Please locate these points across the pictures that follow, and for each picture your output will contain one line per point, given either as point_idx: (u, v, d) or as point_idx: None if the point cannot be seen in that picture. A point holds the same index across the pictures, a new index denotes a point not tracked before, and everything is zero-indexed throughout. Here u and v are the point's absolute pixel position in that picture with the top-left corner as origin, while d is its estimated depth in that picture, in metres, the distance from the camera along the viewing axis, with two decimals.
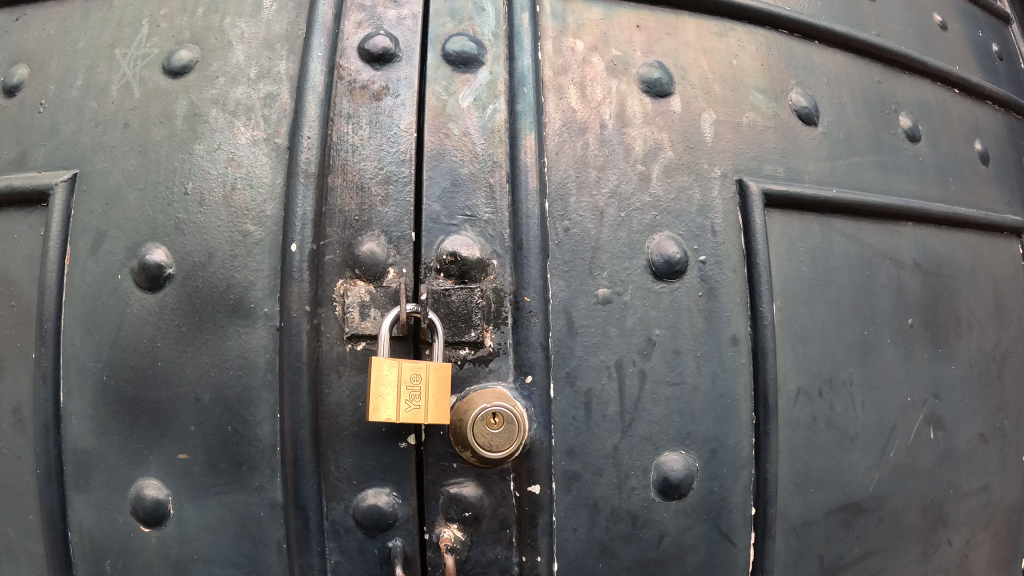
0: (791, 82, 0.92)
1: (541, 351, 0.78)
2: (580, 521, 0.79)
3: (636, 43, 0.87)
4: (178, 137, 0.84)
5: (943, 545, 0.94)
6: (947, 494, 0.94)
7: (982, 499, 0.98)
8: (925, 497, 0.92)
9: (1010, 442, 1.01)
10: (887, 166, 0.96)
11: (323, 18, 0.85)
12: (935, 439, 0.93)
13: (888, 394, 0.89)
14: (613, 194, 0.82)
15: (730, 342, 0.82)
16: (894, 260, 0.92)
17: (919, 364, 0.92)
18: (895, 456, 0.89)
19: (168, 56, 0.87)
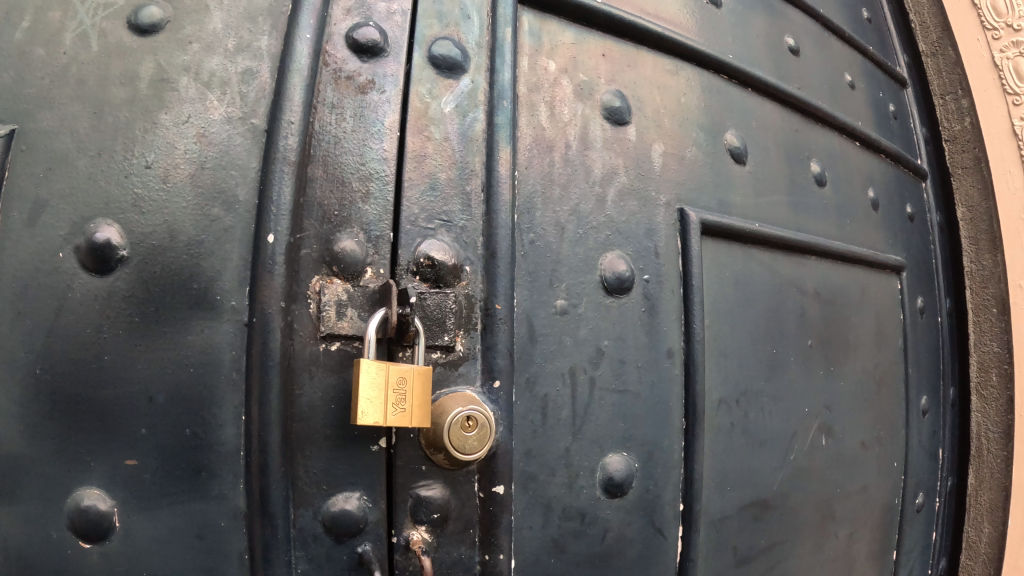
0: (727, 124, 0.96)
1: (507, 357, 0.80)
2: (535, 519, 0.83)
3: (601, 70, 0.91)
4: (141, 103, 0.79)
5: (832, 537, 1.03)
6: (836, 493, 1.03)
7: (862, 498, 1.06)
8: (818, 494, 1.01)
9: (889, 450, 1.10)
10: (799, 209, 1.01)
11: None
12: (826, 445, 1.01)
13: (791, 407, 0.96)
14: (573, 212, 0.85)
15: (667, 354, 0.87)
16: (799, 288, 0.98)
17: (817, 381, 0.99)
18: (795, 459, 0.97)
19: (135, 9, 0.82)
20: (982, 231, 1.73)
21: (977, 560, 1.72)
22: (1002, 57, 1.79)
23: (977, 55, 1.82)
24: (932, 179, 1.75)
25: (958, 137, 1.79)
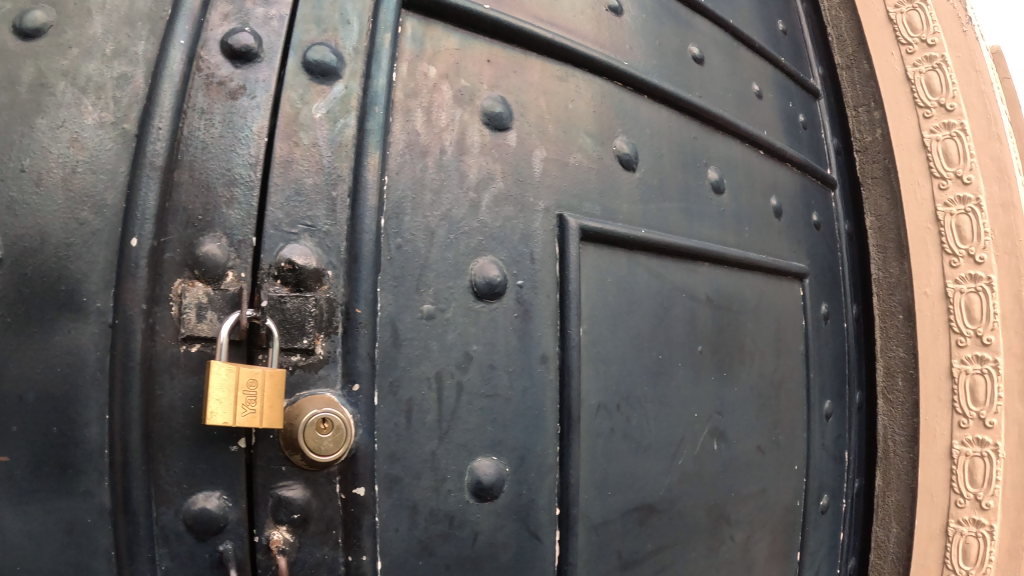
0: (617, 129, 0.96)
1: (368, 361, 0.81)
2: (401, 521, 0.84)
3: (484, 75, 0.91)
4: (17, 106, 0.78)
5: (727, 540, 1.04)
6: (729, 496, 1.03)
7: (759, 501, 1.06)
8: (709, 498, 1.01)
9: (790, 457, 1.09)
10: (692, 213, 0.99)
11: (189, 4, 0.83)
12: (718, 450, 1.00)
13: (678, 412, 0.96)
14: (444, 217, 0.85)
15: (540, 359, 0.87)
16: (689, 294, 0.98)
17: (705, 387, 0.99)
18: (683, 464, 0.97)
19: (20, 14, 0.81)
20: (890, 238, 1.74)
21: (885, 559, 1.71)
22: (915, 71, 1.74)
23: (889, 68, 1.77)
24: (839, 187, 1.78)
25: (868, 148, 1.80)
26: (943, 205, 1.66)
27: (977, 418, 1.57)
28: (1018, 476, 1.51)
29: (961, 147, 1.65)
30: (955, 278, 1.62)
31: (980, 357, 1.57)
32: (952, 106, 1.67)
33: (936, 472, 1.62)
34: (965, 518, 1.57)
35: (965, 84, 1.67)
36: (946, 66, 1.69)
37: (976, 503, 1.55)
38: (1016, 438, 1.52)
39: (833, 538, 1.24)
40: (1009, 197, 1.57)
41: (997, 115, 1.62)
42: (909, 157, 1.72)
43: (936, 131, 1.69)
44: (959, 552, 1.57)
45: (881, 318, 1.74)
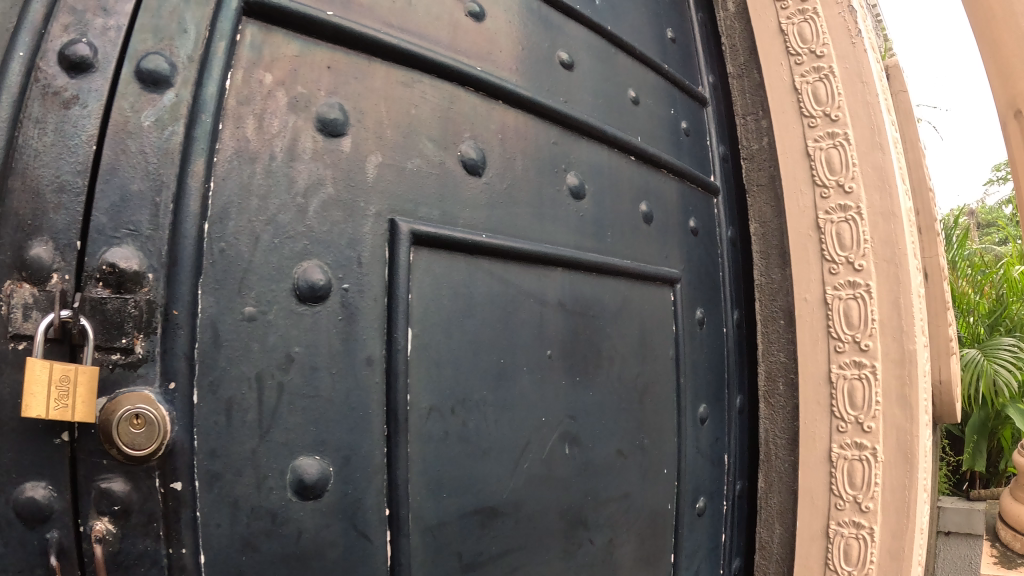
0: (464, 133, 0.98)
1: (185, 361, 0.80)
2: (223, 517, 0.83)
3: (323, 82, 0.91)
4: None
5: (584, 544, 1.05)
6: (587, 501, 1.03)
7: (621, 505, 1.08)
8: (564, 504, 1.01)
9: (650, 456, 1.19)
10: (543, 216, 1.03)
11: (32, 16, 0.77)
12: (570, 456, 1.00)
13: (520, 417, 0.97)
14: (269, 222, 0.86)
15: (365, 362, 0.89)
16: (537, 298, 1.00)
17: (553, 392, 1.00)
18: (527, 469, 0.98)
19: None
20: (772, 244, 1.68)
21: (769, 561, 1.66)
22: (802, 81, 1.65)
23: (777, 78, 1.69)
24: (722, 193, 1.71)
25: (754, 156, 1.74)
26: (823, 212, 1.59)
27: (855, 422, 1.51)
28: (896, 479, 1.46)
29: (844, 157, 1.57)
30: (835, 285, 1.56)
31: (858, 363, 1.51)
32: (836, 116, 1.58)
33: (816, 476, 1.56)
34: (846, 520, 1.51)
35: (851, 94, 1.59)
36: (832, 77, 1.60)
37: (855, 505, 1.50)
38: (893, 442, 1.47)
39: (712, 537, 1.42)
40: (889, 205, 1.52)
41: (883, 126, 1.54)
42: (792, 165, 1.65)
43: (821, 140, 1.61)
44: (840, 555, 1.51)
45: (763, 323, 1.69)
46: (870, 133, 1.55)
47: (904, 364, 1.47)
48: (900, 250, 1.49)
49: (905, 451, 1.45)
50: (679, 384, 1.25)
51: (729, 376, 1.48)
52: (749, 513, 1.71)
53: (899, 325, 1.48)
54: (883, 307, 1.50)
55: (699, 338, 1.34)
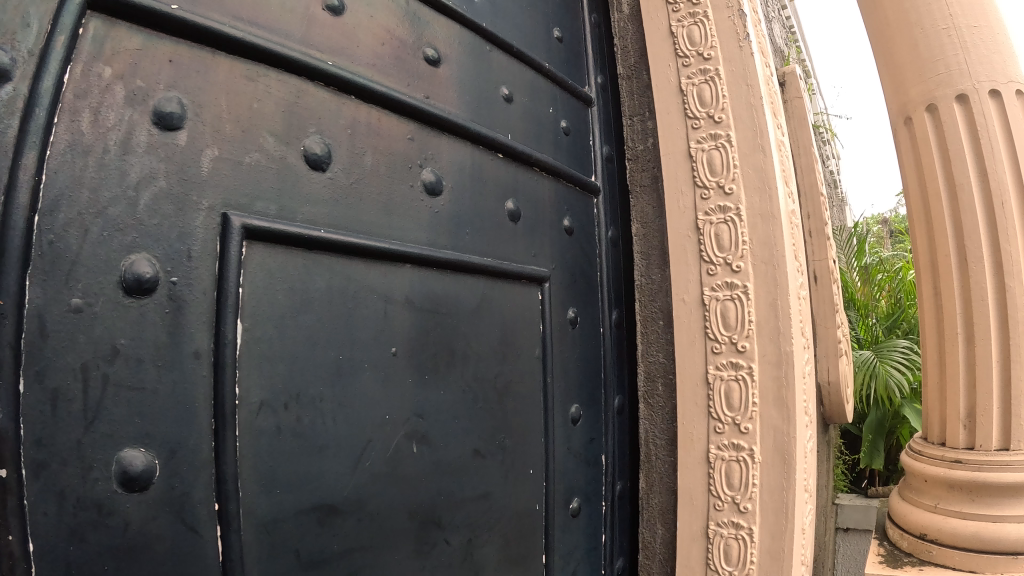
0: (308, 128, 1.02)
1: (11, 350, 0.73)
2: (50, 505, 0.77)
3: (163, 75, 0.89)
4: None
5: (439, 543, 1.14)
6: (439, 500, 1.14)
7: (479, 505, 1.22)
8: (412, 502, 1.09)
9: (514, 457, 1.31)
10: (393, 207, 1.12)
11: None
12: (417, 453, 1.11)
13: (360, 414, 1.03)
14: (98, 213, 0.82)
15: (192, 355, 0.88)
16: (382, 295, 1.08)
17: (400, 391, 1.10)
18: (369, 465, 1.03)
19: None
20: (653, 246, 1.75)
21: (652, 560, 1.69)
22: (688, 83, 1.70)
23: (665, 79, 1.74)
24: (601, 194, 1.74)
25: (638, 157, 1.82)
26: (703, 214, 1.64)
27: (732, 424, 1.55)
28: (775, 479, 1.51)
29: (725, 159, 1.62)
30: (712, 286, 1.61)
31: (735, 364, 1.56)
32: (719, 118, 1.63)
33: (694, 476, 1.60)
34: (725, 520, 1.54)
35: (735, 97, 1.65)
36: (718, 79, 1.65)
37: (734, 505, 1.53)
38: (771, 443, 1.52)
39: (590, 538, 1.55)
40: (769, 207, 1.58)
41: (764, 129, 1.61)
42: (674, 165, 1.70)
43: (704, 142, 1.66)
44: (720, 554, 1.54)
45: (642, 324, 1.75)
46: (753, 136, 1.61)
47: (780, 366, 1.52)
48: (778, 251, 1.54)
49: (782, 451, 1.50)
50: (547, 385, 1.40)
51: (607, 373, 1.65)
52: (630, 517, 1.73)
53: (776, 327, 1.53)
54: (760, 309, 1.56)
55: (571, 336, 1.53)
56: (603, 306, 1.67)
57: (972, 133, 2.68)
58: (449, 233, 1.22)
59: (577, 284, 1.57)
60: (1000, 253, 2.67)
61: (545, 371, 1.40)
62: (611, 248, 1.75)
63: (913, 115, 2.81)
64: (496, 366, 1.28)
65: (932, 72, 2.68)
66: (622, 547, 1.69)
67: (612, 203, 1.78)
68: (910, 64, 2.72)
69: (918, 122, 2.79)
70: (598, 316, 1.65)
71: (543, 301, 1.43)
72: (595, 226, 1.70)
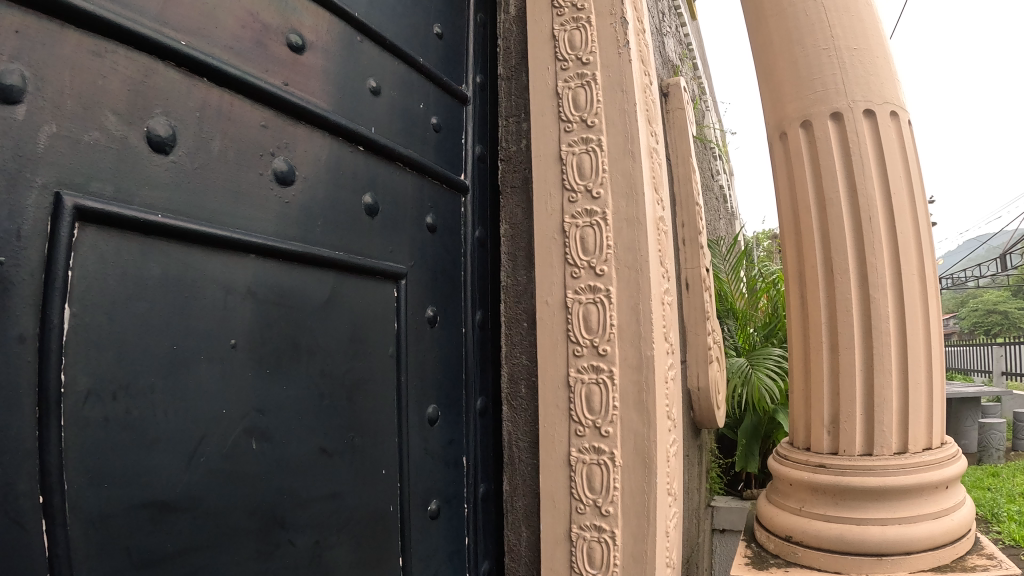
0: (153, 109, 1.02)
1: None
2: None
3: (7, 46, 0.85)
4: None
5: (283, 544, 1.16)
6: (283, 500, 1.17)
7: (328, 505, 1.25)
8: (252, 501, 1.11)
9: (365, 456, 1.34)
10: (239, 196, 1.14)
11: None
12: (257, 449, 1.13)
13: (198, 405, 1.04)
14: None
15: (17, 339, 0.84)
16: (225, 286, 1.11)
17: (240, 382, 1.12)
18: (205, 460, 1.05)
19: None
20: (520, 247, 1.73)
21: (518, 563, 1.65)
22: (565, 85, 1.69)
23: (542, 80, 1.72)
24: (470, 193, 1.70)
25: (511, 157, 1.78)
26: (569, 216, 1.65)
27: (593, 427, 1.57)
28: (635, 483, 1.52)
29: (594, 163, 1.63)
30: (576, 289, 1.63)
31: (596, 367, 1.58)
32: (592, 122, 1.64)
33: (557, 479, 1.59)
34: (587, 524, 1.54)
35: (609, 102, 1.65)
36: (594, 84, 1.64)
37: (596, 509, 1.53)
38: (631, 446, 1.54)
39: (452, 543, 1.52)
40: (634, 212, 1.61)
41: (635, 135, 1.62)
42: (545, 169, 1.69)
43: (575, 145, 1.66)
44: (583, 557, 1.53)
45: (506, 325, 1.73)
46: (624, 141, 1.62)
47: (641, 370, 1.55)
48: (641, 257, 1.59)
49: (643, 455, 1.52)
50: (401, 385, 1.46)
51: (468, 376, 1.64)
52: (495, 520, 1.68)
53: (637, 331, 1.57)
54: (622, 313, 1.59)
55: (429, 335, 1.56)
56: (467, 305, 1.67)
57: (845, 154, 2.49)
58: (299, 223, 1.26)
59: (438, 282, 1.59)
60: (866, 264, 2.42)
61: (399, 369, 1.46)
62: (478, 247, 1.72)
63: (788, 131, 2.66)
64: (346, 362, 1.34)
65: (811, 90, 2.56)
66: (486, 549, 1.65)
67: (482, 202, 1.75)
68: (789, 79, 2.62)
69: (791, 137, 2.64)
70: (461, 316, 1.65)
71: (399, 298, 1.48)
72: (460, 225, 1.67)
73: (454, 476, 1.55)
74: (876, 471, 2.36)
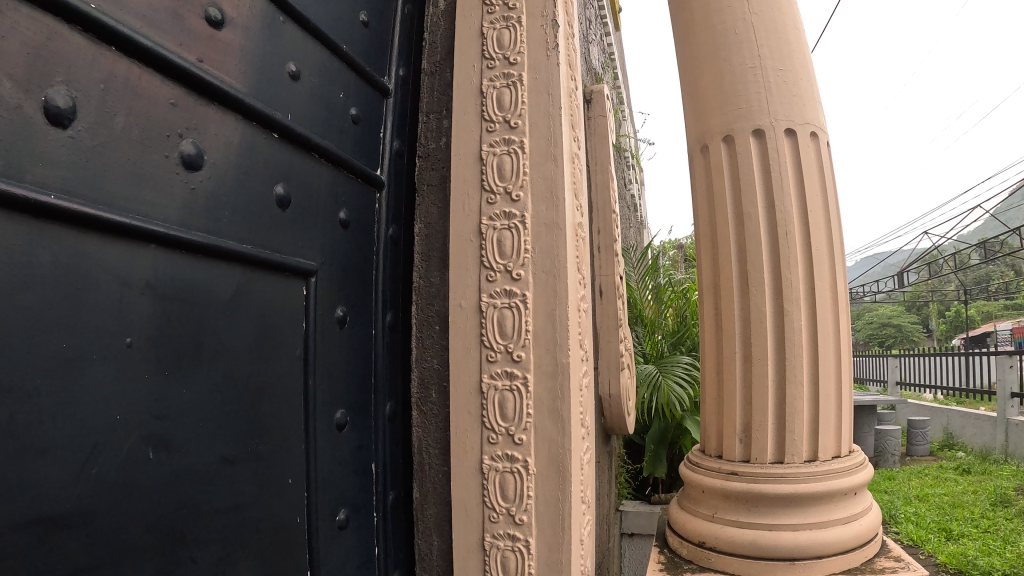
0: (54, 77, 0.92)
1: None
2: None
3: None
4: None
5: (184, 562, 1.07)
6: (185, 513, 1.08)
7: (232, 518, 1.15)
8: (149, 515, 1.02)
9: (269, 463, 1.25)
10: (142, 179, 1.04)
11: None
12: (155, 459, 1.04)
13: (90, 410, 0.94)
14: None
15: None
16: (122, 279, 1.01)
17: (138, 385, 1.03)
18: (100, 470, 0.95)
19: None
20: (435, 247, 1.68)
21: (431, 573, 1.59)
22: (490, 84, 1.66)
23: (467, 77, 1.69)
24: (386, 189, 1.63)
25: (429, 155, 1.73)
26: (487, 218, 1.61)
27: (506, 434, 1.53)
28: (549, 491, 1.51)
29: (515, 165, 1.61)
30: (490, 292, 1.58)
31: (509, 373, 1.55)
32: (515, 123, 1.62)
33: (468, 487, 1.54)
34: (500, 533, 1.50)
35: (534, 104, 1.65)
36: (520, 85, 1.64)
37: (509, 518, 1.50)
38: (545, 454, 1.51)
39: (363, 553, 1.44)
40: (553, 216, 1.59)
41: (557, 139, 1.62)
42: (464, 168, 1.65)
43: (496, 146, 1.63)
44: (497, 567, 1.49)
45: (416, 328, 1.66)
46: (547, 144, 1.62)
47: (556, 377, 1.53)
48: (559, 262, 1.57)
49: (557, 463, 1.51)
50: (308, 390, 1.36)
51: (377, 379, 1.56)
52: (404, 526, 1.60)
53: (553, 337, 1.55)
54: (537, 319, 1.57)
55: (338, 336, 1.46)
56: (377, 307, 1.58)
57: (765, 171, 2.64)
58: (205, 213, 1.16)
59: (349, 280, 1.50)
60: (780, 277, 2.58)
61: (306, 371, 1.37)
62: (390, 246, 1.64)
63: (710, 144, 2.80)
64: (249, 363, 1.24)
65: (733, 107, 2.70)
66: (396, 559, 1.56)
67: (397, 198, 1.67)
68: (715, 95, 2.76)
69: (714, 151, 2.77)
70: (371, 317, 1.56)
71: (308, 297, 1.39)
72: (373, 222, 1.59)
73: (363, 484, 1.47)
74: (795, 479, 2.49)
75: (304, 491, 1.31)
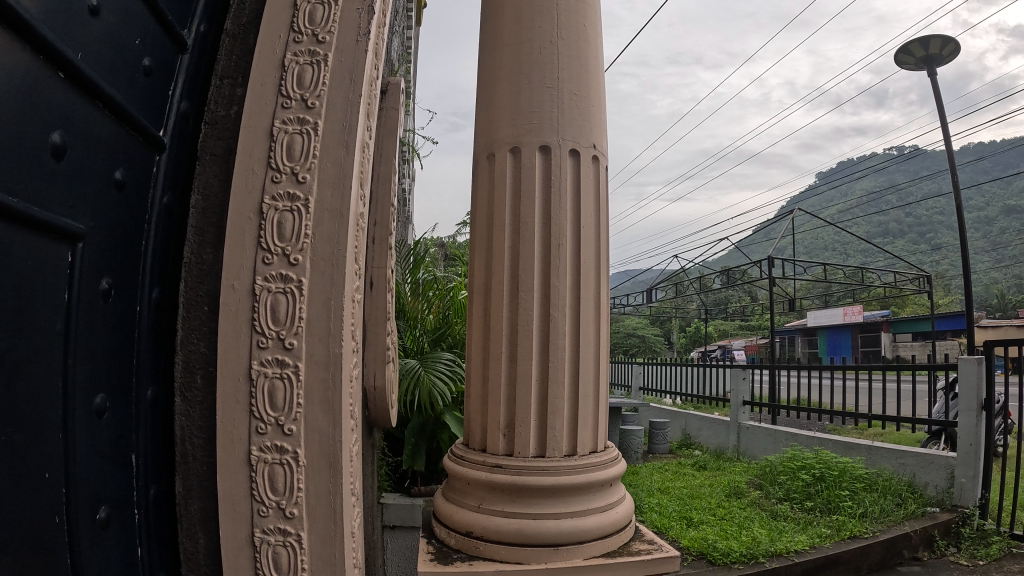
0: None
1: None
2: None
3: None
4: None
5: None
6: None
7: None
8: None
9: (26, 454, 1.05)
10: None
11: None
12: None
13: None
14: None
15: None
16: None
17: None
18: None
19: None
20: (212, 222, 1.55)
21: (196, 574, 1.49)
22: (291, 59, 1.62)
23: (269, 48, 1.62)
24: (165, 152, 1.46)
25: (216, 122, 1.61)
26: (268, 197, 1.55)
27: (275, 424, 1.50)
28: (320, 484, 1.52)
29: (305, 146, 1.57)
30: (264, 276, 1.53)
31: (280, 361, 1.51)
32: (312, 104, 1.59)
33: (234, 480, 1.48)
34: (269, 527, 1.49)
35: (333, 87, 1.62)
36: (324, 65, 1.62)
37: (279, 511, 1.50)
38: (316, 446, 1.52)
39: (122, 555, 1.28)
40: (338, 205, 1.57)
41: (353, 127, 1.61)
42: (251, 141, 1.56)
43: (288, 123, 1.58)
44: (267, 564, 1.49)
45: (184, 307, 1.51)
46: (341, 130, 1.60)
47: (328, 368, 1.53)
48: (339, 251, 1.56)
49: (329, 455, 1.52)
50: (67, 370, 1.16)
51: (140, 359, 1.39)
52: (166, 527, 1.46)
53: (327, 326, 1.54)
54: (311, 306, 1.54)
55: (103, 310, 1.27)
56: (145, 279, 1.41)
57: (546, 183, 3.72)
58: None
59: (117, 249, 1.31)
60: (551, 270, 3.67)
61: (66, 349, 1.16)
62: (163, 216, 1.47)
63: (496, 151, 3.83)
64: (6, 337, 1.03)
65: (524, 123, 3.75)
66: (161, 565, 1.43)
67: (175, 165, 1.50)
68: (505, 113, 3.80)
69: (499, 159, 3.79)
70: (137, 291, 1.39)
71: (73, 264, 1.18)
72: (149, 187, 1.42)
73: (122, 478, 1.31)
74: (550, 474, 3.52)
75: (62, 487, 1.13)
